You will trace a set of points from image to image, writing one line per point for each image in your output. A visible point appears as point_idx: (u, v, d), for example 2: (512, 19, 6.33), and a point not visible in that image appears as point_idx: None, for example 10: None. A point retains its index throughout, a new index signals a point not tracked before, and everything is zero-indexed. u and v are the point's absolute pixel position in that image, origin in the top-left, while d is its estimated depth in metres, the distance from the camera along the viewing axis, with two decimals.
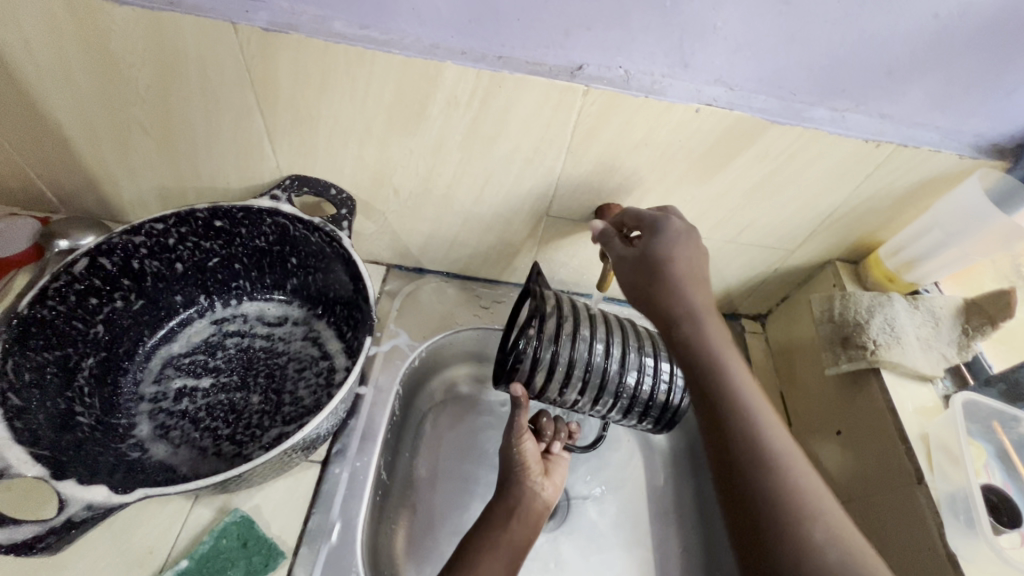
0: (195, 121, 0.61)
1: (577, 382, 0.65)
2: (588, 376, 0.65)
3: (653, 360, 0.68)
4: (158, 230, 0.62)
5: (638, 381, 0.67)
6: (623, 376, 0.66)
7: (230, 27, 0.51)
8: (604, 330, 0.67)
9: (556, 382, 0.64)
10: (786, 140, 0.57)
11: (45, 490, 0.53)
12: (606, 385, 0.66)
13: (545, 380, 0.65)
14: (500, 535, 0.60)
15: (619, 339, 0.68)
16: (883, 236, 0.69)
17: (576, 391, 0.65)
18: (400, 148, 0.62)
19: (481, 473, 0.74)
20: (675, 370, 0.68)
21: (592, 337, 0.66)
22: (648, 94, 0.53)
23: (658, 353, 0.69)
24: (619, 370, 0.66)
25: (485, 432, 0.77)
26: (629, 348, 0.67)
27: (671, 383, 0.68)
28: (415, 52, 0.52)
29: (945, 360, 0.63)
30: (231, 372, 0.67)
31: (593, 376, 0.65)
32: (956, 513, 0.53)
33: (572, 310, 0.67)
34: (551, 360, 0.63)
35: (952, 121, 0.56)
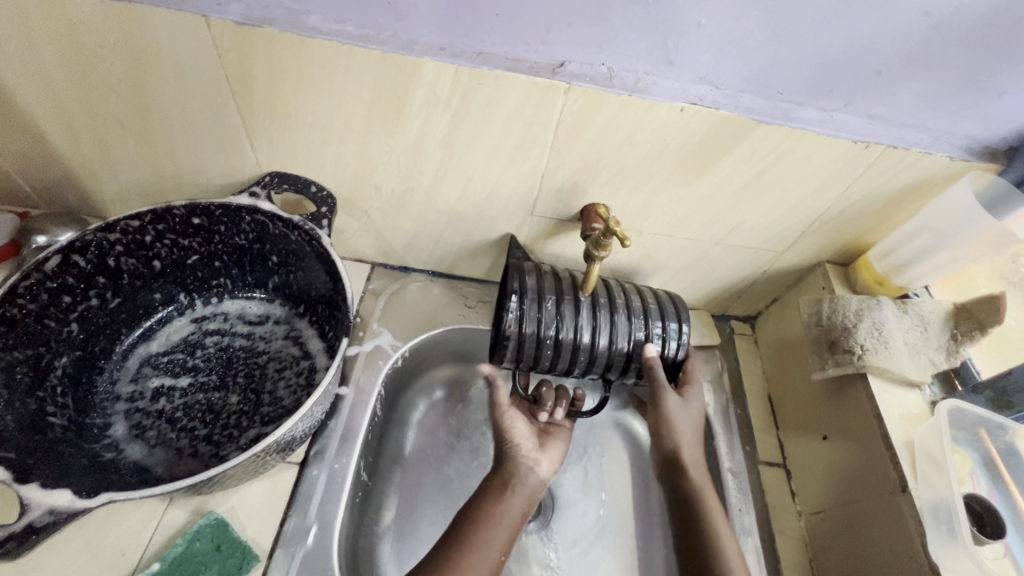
0: (171, 116, 0.60)
1: (574, 347, 0.64)
2: (585, 339, 0.64)
3: (644, 316, 0.67)
4: (134, 228, 0.61)
5: (635, 334, 0.66)
6: (617, 334, 0.65)
7: (203, 20, 0.50)
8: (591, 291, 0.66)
9: (555, 349, 0.63)
10: (773, 140, 0.56)
11: (12, 495, 0.52)
12: (604, 345, 0.65)
13: (542, 351, 0.64)
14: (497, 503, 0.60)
15: (606, 296, 0.66)
16: (874, 239, 0.68)
17: (576, 355, 0.64)
18: (381, 146, 0.61)
19: (466, 470, 0.74)
20: (667, 323, 0.67)
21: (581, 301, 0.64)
22: (631, 92, 0.52)
23: (649, 303, 0.68)
24: (612, 330, 0.65)
25: (471, 430, 0.77)
26: (619, 304, 0.66)
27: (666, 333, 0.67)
28: (393, 48, 0.51)
29: (934, 366, 0.62)
30: (209, 371, 0.66)
31: (590, 338, 0.64)
32: (939, 522, 0.52)
33: (555, 277, 0.66)
34: (544, 331, 0.62)
35: (943, 123, 0.55)
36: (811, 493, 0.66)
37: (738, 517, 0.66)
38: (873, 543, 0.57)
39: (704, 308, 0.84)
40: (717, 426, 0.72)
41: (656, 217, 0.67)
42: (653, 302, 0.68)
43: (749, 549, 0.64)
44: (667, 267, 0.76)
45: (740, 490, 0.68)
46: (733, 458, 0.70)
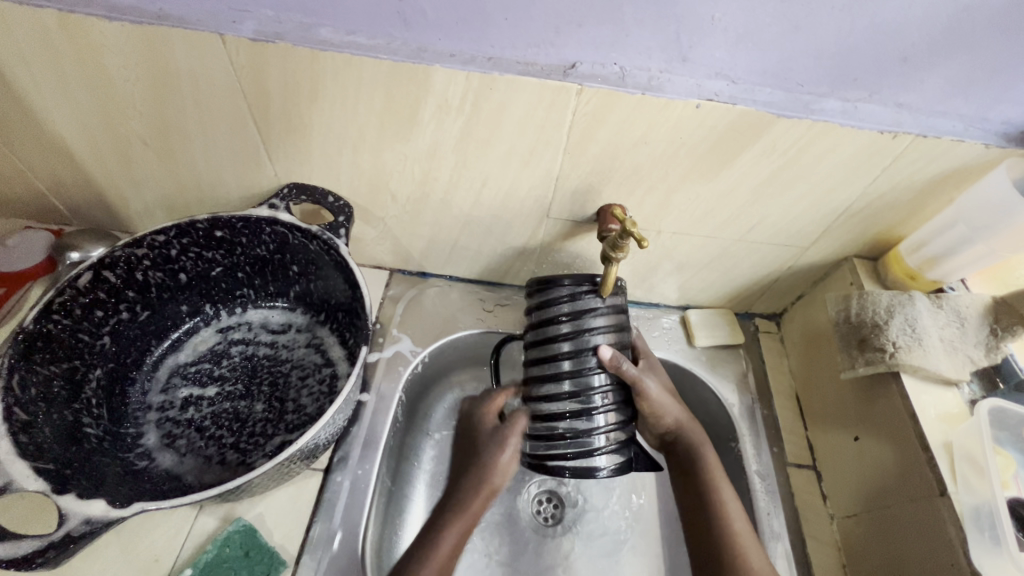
0: (192, 133, 0.62)
1: (617, 414, 0.56)
2: (610, 404, 0.55)
3: (580, 358, 0.54)
4: (160, 242, 0.62)
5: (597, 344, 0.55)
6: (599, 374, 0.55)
7: (218, 38, 0.51)
8: (547, 394, 0.55)
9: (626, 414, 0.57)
10: (794, 133, 0.54)
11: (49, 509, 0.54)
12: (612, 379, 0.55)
13: (624, 438, 0.57)
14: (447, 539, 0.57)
15: (554, 374, 0.55)
16: (904, 231, 0.65)
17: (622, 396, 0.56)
18: (395, 154, 0.61)
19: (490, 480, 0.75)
20: (587, 337, 0.54)
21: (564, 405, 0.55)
22: (645, 91, 0.51)
23: (564, 315, 0.55)
24: (596, 376, 0.54)
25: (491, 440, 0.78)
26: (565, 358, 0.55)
27: (603, 317, 0.55)
28: (404, 57, 0.51)
29: (972, 364, 0.59)
30: (236, 381, 0.67)
31: (606, 393, 0.55)
32: (981, 529, 0.50)
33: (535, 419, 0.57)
34: (606, 446, 0.55)
35: (976, 109, 0.52)
36: (843, 496, 0.64)
37: (767, 522, 0.65)
38: (911, 548, 0.55)
39: (726, 306, 0.82)
40: (741, 427, 0.72)
41: (674, 216, 0.66)
42: (559, 306, 0.56)
43: (779, 554, 0.63)
44: (687, 266, 0.74)
45: (768, 493, 0.67)
46: (759, 460, 0.69)
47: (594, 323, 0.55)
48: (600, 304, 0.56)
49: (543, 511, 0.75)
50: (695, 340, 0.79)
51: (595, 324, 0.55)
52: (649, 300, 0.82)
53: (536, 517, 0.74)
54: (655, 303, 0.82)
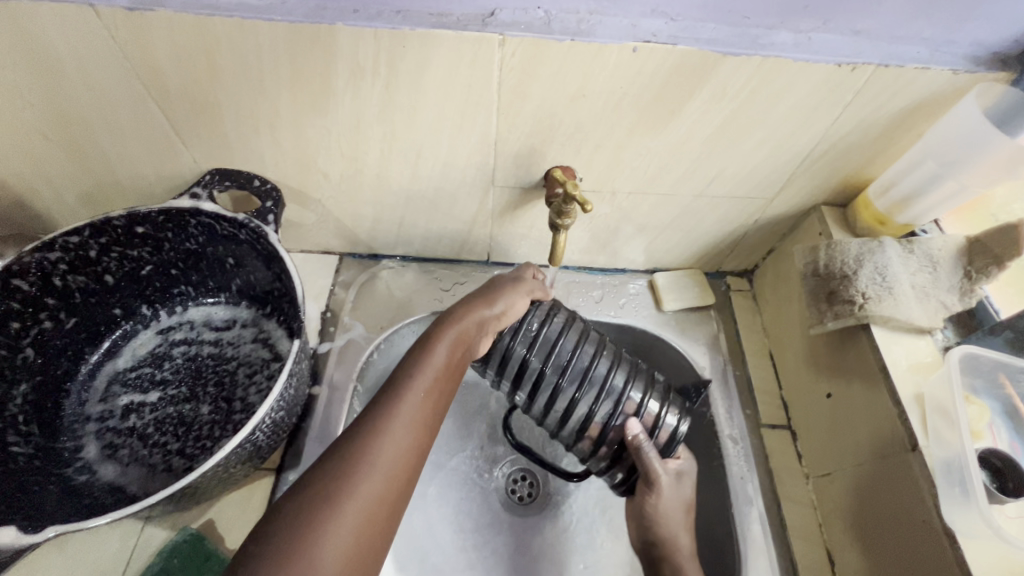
0: (94, 122, 0.56)
1: (637, 377, 0.58)
2: (619, 370, 0.57)
3: (566, 357, 0.56)
4: (74, 243, 0.58)
5: (569, 347, 0.56)
6: (602, 372, 0.57)
7: (91, 11, 0.45)
8: (582, 422, 0.57)
9: (651, 378, 0.59)
10: (744, 73, 0.49)
11: None
12: (595, 346, 0.57)
13: (667, 394, 0.59)
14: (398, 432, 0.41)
15: (569, 406, 0.56)
16: (872, 172, 0.61)
17: (632, 362, 0.59)
18: (316, 129, 0.56)
19: None
20: (551, 341, 0.56)
21: (607, 411, 0.56)
22: (574, 37, 0.46)
23: (530, 353, 0.56)
24: (605, 377, 0.56)
25: None
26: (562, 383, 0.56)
27: (548, 316, 0.57)
28: (301, 17, 0.45)
29: (945, 310, 0.56)
30: (179, 383, 0.64)
31: (609, 364, 0.57)
32: (952, 483, 0.47)
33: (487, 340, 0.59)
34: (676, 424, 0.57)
35: (941, 31, 0.47)
36: (818, 455, 0.62)
37: (740, 486, 0.63)
38: (884, 505, 0.53)
39: (696, 267, 0.78)
40: (713, 391, 0.69)
41: (627, 175, 0.61)
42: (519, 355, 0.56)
43: (753, 517, 0.62)
44: (649, 227, 0.70)
45: (741, 457, 0.65)
46: (732, 424, 0.67)
47: (558, 338, 0.56)
48: (530, 321, 0.56)
49: (517, 489, 0.72)
50: (664, 305, 0.75)
51: (550, 333, 0.56)
52: (614, 266, 0.78)
53: (510, 496, 0.71)
54: (622, 269, 0.78)
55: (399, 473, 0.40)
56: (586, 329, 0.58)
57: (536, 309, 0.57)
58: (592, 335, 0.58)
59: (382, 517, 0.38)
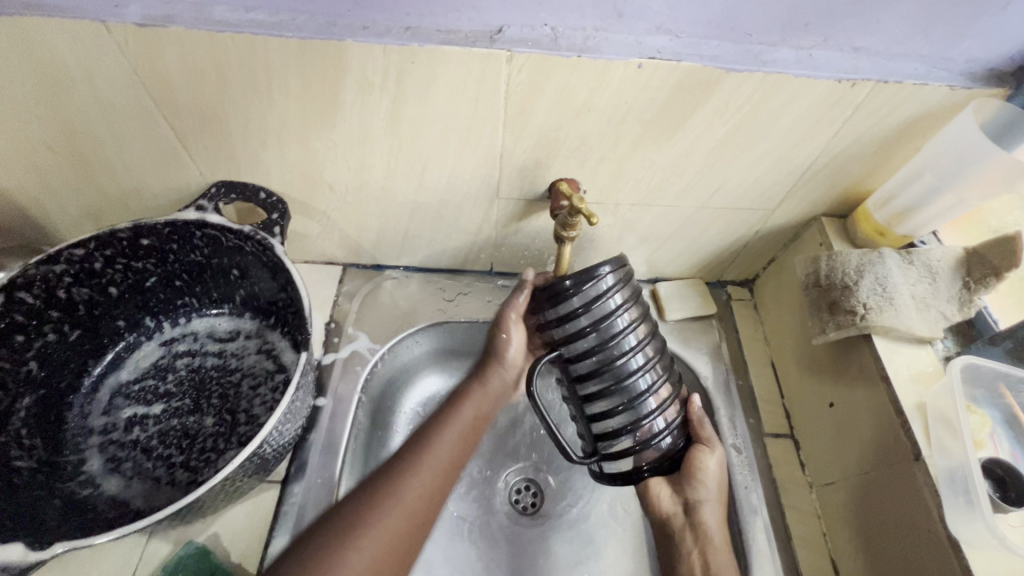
0: (101, 135, 0.56)
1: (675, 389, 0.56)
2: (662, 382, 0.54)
3: (630, 346, 0.52)
4: (79, 256, 0.58)
5: (625, 330, 0.52)
6: (649, 379, 0.53)
7: (103, 27, 0.46)
8: (610, 410, 0.53)
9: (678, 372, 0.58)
10: (747, 88, 0.50)
11: None
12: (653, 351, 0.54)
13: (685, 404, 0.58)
14: (426, 469, 0.51)
15: (605, 392, 0.53)
16: (871, 185, 0.62)
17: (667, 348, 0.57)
18: (324, 142, 0.56)
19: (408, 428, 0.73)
20: (625, 323, 0.52)
21: (639, 407, 0.53)
22: (580, 54, 0.47)
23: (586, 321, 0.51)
24: (649, 383, 0.53)
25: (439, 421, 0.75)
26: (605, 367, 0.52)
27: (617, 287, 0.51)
28: (312, 33, 0.46)
29: (945, 320, 0.57)
30: (183, 396, 0.64)
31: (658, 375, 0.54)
32: (956, 492, 0.47)
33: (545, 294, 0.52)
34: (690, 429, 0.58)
35: (937, 49, 0.49)
36: (822, 464, 0.62)
37: (744, 496, 0.63)
38: (889, 515, 0.53)
39: (697, 277, 0.79)
40: (716, 400, 0.69)
41: (630, 187, 0.62)
42: (577, 319, 0.51)
43: (758, 527, 0.61)
44: (651, 238, 0.71)
45: (745, 466, 0.65)
46: (736, 433, 0.67)
47: (626, 329, 0.52)
48: (600, 288, 0.50)
49: (521, 500, 0.72)
50: (666, 314, 0.75)
51: (620, 323, 0.51)
52: None
53: (514, 506, 0.71)
54: None
55: (420, 512, 0.48)
56: (644, 310, 0.54)
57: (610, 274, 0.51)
58: (648, 319, 0.55)
59: (399, 550, 0.45)
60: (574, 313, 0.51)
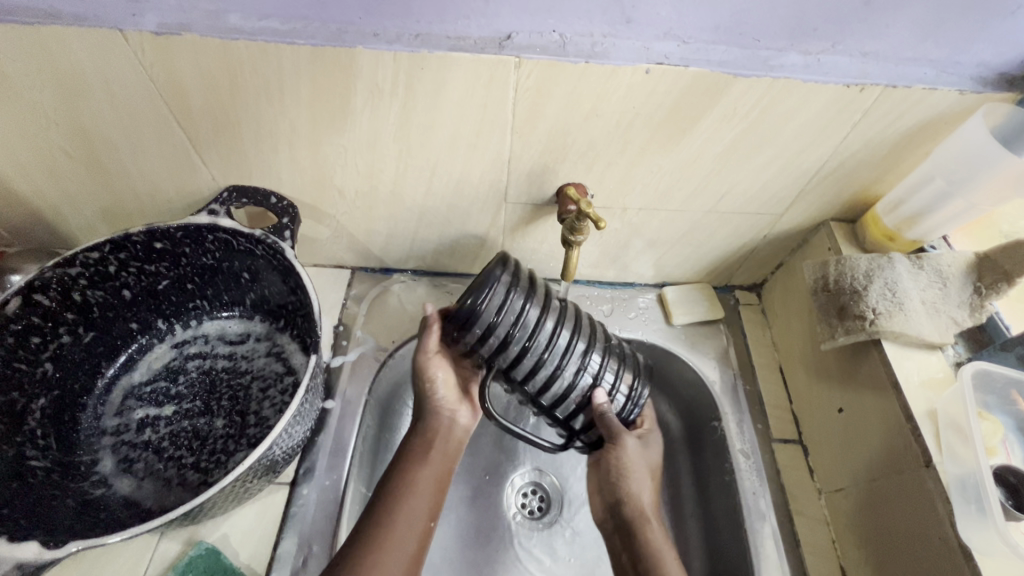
0: (117, 141, 0.58)
1: (603, 345, 0.58)
2: (588, 345, 0.56)
3: (549, 330, 0.53)
4: (94, 259, 0.59)
5: (535, 329, 0.52)
6: (575, 349, 0.55)
7: (120, 35, 0.47)
8: (558, 396, 0.55)
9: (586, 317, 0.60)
10: (755, 93, 0.50)
11: None
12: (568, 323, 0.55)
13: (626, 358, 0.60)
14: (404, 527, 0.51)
15: (543, 379, 0.54)
16: (880, 190, 0.61)
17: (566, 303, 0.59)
18: (334, 147, 0.57)
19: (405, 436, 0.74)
20: (538, 314, 0.52)
21: (576, 377, 0.55)
22: (588, 59, 0.47)
23: (491, 344, 0.52)
24: (575, 351, 0.55)
25: None
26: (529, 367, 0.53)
27: (508, 293, 0.51)
28: (323, 40, 0.47)
29: (956, 325, 0.56)
30: (193, 397, 0.64)
31: (582, 341, 0.56)
32: (967, 499, 0.47)
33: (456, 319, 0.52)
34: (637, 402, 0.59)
35: (947, 53, 0.48)
36: (831, 470, 0.62)
37: (752, 501, 0.63)
38: (900, 523, 0.52)
39: (704, 281, 0.79)
40: (724, 405, 0.69)
41: (638, 191, 0.62)
42: (494, 331, 0.51)
43: (766, 534, 0.61)
44: (659, 242, 0.71)
45: (753, 472, 0.64)
46: (744, 439, 0.67)
47: (534, 317, 0.52)
48: (490, 316, 0.50)
49: (528, 504, 0.72)
50: (673, 318, 0.75)
51: (530, 313, 0.52)
52: (623, 280, 0.78)
53: (520, 510, 0.71)
54: (631, 283, 0.79)
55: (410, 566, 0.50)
56: (540, 288, 0.55)
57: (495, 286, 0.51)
58: (551, 297, 0.55)
59: None
60: (486, 337, 0.51)
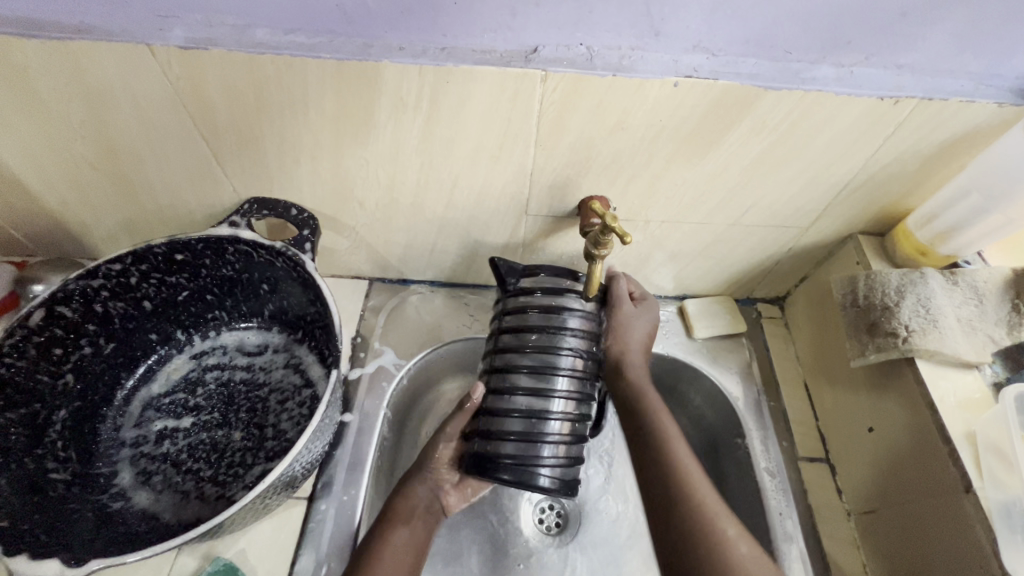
0: (140, 153, 0.58)
1: (531, 335, 0.52)
2: (543, 358, 0.51)
3: (555, 416, 0.51)
4: (116, 271, 0.59)
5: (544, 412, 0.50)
6: (560, 375, 0.51)
7: (147, 49, 0.47)
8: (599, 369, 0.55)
9: (495, 326, 0.57)
10: (786, 106, 0.49)
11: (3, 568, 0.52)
12: (530, 393, 0.51)
13: (532, 305, 0.53)
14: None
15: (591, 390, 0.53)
16: (911, 203, 0.60)
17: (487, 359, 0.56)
18: (355, 159, 0.57)
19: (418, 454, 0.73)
20: (554, 427, 0.50)
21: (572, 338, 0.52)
22: (616, 73, 0.47)
23: (576, 455, 0.52)
24: (564, 374, 0.51)
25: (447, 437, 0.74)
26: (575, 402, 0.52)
27: (507, 446, 0.50)
28: (348, 54, 0.47)
29: (993, 344, 0.54)
30: (211, 409, 0.64)
31: (549, 365, 0.51)
32: (1015, 530, 0.45)
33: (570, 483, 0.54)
34: (581, 298, 0.54)
35: (986, 65, 0.47)
36: (860, 491, 0.60)
37: (779, 522, 0.61)
38: (937, 550, 0.50)
39: (726, 294, 0.77)
40: (748, 422, 0.68)
41: (661, 204, 0.61)
42: (566, 459, 0.51)
43: (794, 556, 0.59)
44: (680, 254, 0.70)
45: (779, 492, 0.63)
46: (769, 457, 0.65)
47: (544, 434, 0.50)
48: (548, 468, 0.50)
49: (546, 520, 0.71)
50: (694, 332, 0.74)
51: (540, 436, 0.50)
52: None
53: (539, 527, 0.70)
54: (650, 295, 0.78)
55: None
56: (486, 405, 0.52)
57: (498, 468, 0.50)
58: (508, 409, 0.51)
59: None
60: (572, 461, 0.52)
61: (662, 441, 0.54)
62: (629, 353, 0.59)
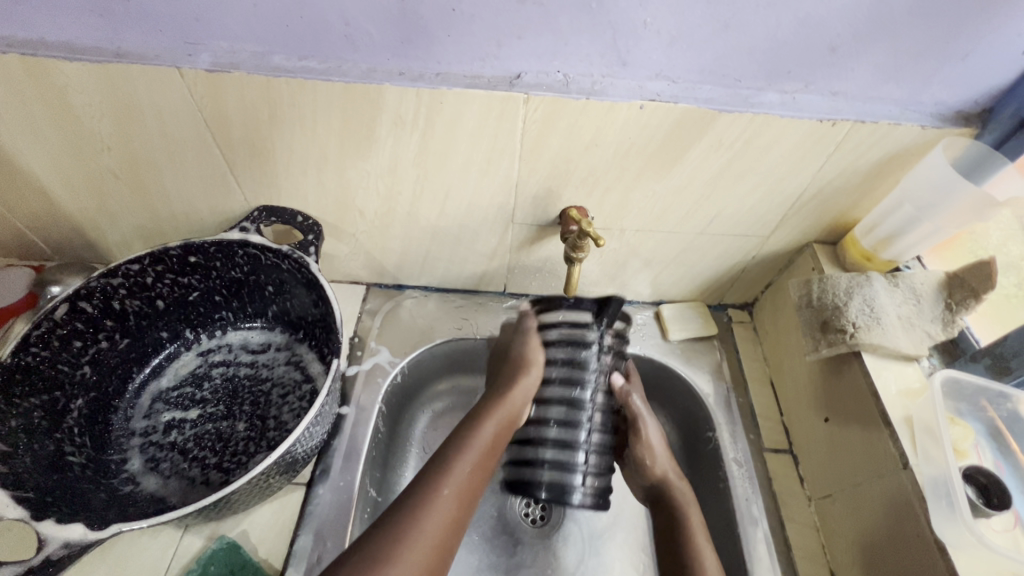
0: (161, 164, 0.64)
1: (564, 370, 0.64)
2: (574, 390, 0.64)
3: (587, 436, 0.64)
4: (135, 270, 0.64)
5: (564, 426, 0.64)
6: (586, 402, 0.64)
7: (177, 72, 0.53)
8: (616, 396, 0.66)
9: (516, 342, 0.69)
10: (738, 127, 0.56)
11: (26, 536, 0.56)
12: (568, 419, 0.64)
13: (566, 337, 0.64)
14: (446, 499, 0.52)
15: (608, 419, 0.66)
16: (858, 214, 0.67)
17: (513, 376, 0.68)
18: (357, 171, 0.63)
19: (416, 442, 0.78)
20: (586, 441, 0.64)
21: (589, 388, 0.64)
22: (588, 96, 0.53)
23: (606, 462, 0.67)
24: (587, 399, 0.64)
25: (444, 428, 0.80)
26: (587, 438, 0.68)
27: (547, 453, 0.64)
28: (355, 78, 0.53)
29: (930, 338, 0.61)
30: (217, 402, 0.68)
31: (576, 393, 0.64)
32: (938, 497, 0.50)
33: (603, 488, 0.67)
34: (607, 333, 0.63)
35: (908, 93, 0.54)
36: (819, 478, 0.65)
37: (745, 507, 0.66)
38: (883, 525, 0.55)
39: (699, 299, 0.83)
40: (718, 416, 0.73)
41: (634, 214, 0.67)
42: (597, 461, 0.66)
43: (758, 538, 0.64)
44: (655, 262, 0.76)
45: (746, 479, 0.68)
46: (737, 447, 0.70)
47: (578, 444, 0.64)
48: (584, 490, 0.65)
49: (531, 513, 0.74)
50: (669, 334, 0.80)
51: (576, 445, 0.64)
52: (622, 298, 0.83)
53: (524, 519, 0.74)
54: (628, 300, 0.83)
55: (435, 552, 0.49)
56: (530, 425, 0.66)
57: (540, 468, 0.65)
58: (552, 429, 0.64)
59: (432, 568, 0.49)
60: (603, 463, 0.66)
61: (687, 538, 0.58)
62: (667, 472, 0.65)
